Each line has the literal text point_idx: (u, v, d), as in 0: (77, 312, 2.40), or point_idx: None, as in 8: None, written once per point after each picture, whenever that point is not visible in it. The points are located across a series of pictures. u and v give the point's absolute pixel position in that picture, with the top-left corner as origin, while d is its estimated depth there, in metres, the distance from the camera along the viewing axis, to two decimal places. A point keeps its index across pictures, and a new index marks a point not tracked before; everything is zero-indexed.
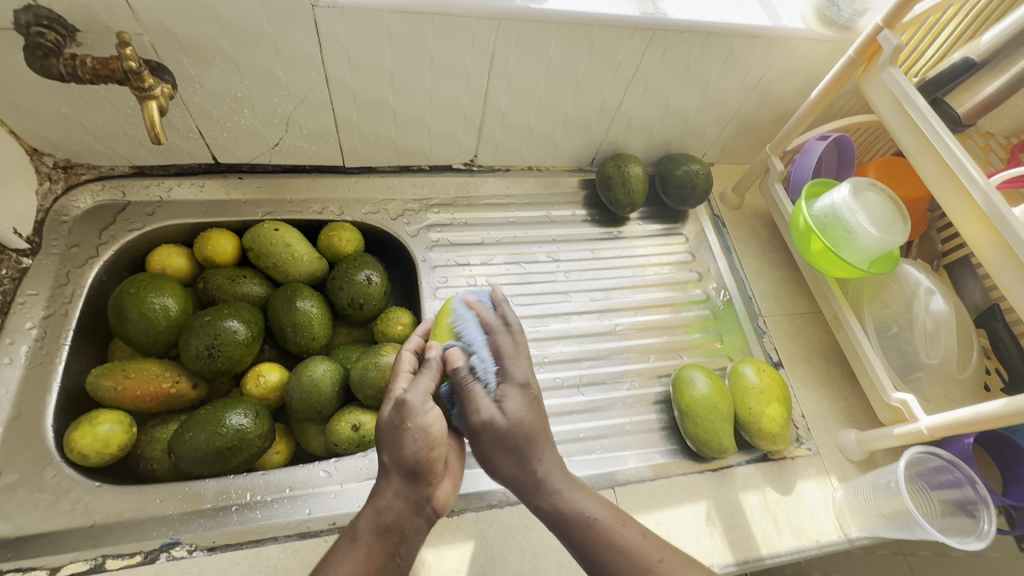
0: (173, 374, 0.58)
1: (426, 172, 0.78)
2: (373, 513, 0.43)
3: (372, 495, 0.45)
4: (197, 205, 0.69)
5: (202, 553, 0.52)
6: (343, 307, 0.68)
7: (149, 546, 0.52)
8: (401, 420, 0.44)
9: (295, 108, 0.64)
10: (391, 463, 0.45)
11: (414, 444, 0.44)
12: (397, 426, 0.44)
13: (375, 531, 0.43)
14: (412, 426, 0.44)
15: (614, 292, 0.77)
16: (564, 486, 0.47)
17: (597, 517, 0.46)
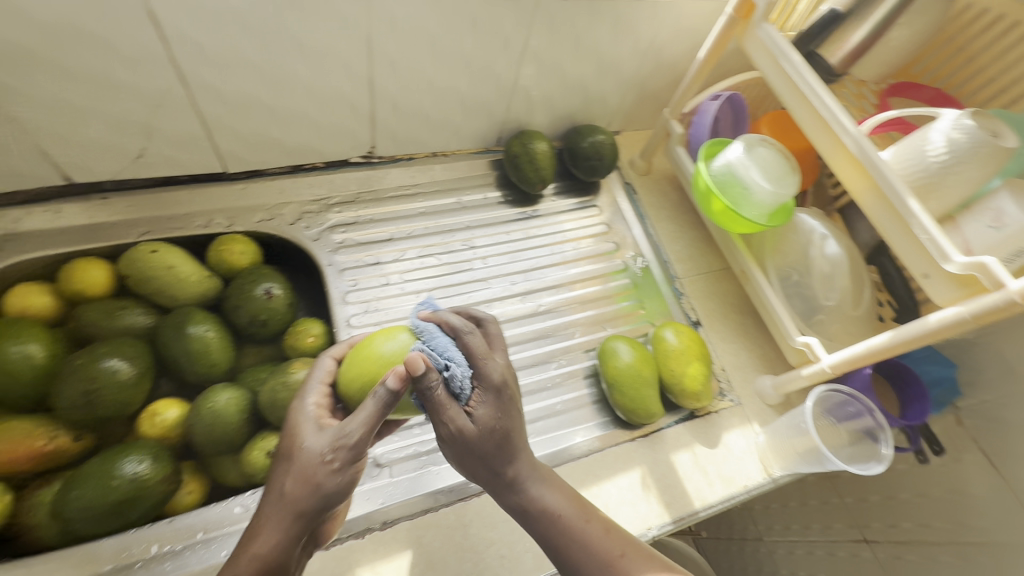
0: (48, 429, 0.51)
1: (321, 170, 0.73)
2: (253, 555, 0.38)
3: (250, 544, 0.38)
4: (54, 234, 0.61)
5: None
6: (244, 325, 0.62)
7: None
8: (326, 457, 0.40)
9: (152, 114, 0.57)
10: (286, 503, 0.39)
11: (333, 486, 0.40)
12: (316, 464, 0.40)
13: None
14: (338, 465, 0.40)
15: (534, 273, 0.76)
16: (534, 483, 0.44)
17: (563, 514, 0.43)
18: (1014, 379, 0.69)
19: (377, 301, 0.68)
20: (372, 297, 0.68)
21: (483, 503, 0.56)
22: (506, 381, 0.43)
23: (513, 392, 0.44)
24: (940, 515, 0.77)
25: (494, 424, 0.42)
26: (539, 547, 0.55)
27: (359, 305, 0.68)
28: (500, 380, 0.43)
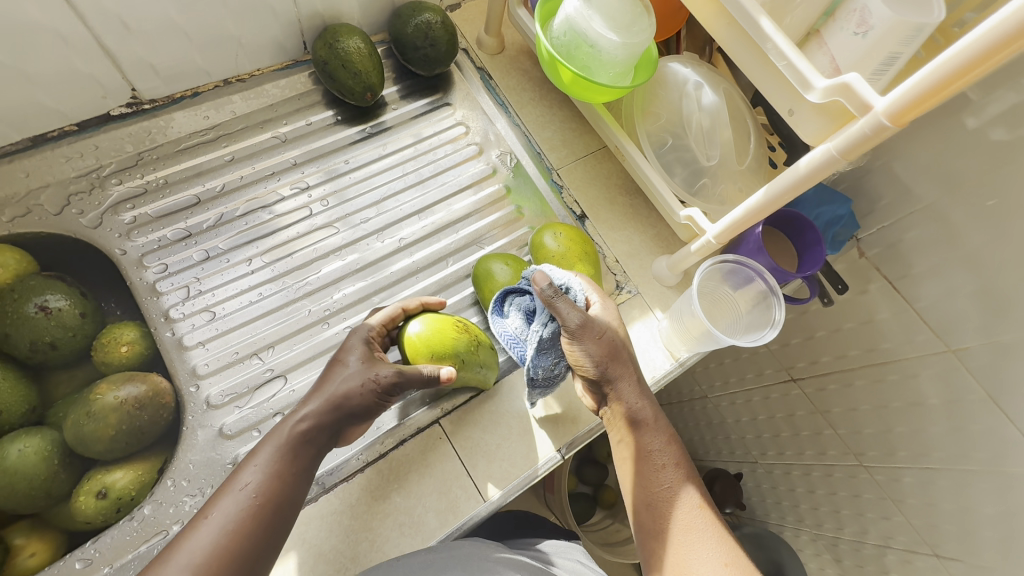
0: None
1: (77, 133, 0.57)
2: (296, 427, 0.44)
3: (308, 400, 0.45)
4: None
5: None
6: (29, 355, 0.50)
7: None
8: (373, 374, 0.46)
9: None
10: (334, 394, 0.45)
11: (367, 405, 0.46)
12: (365, 374, 0.46)
13: (303, 444, 0.44)
14: (378, 381, 0.46)
15: (388, 202, 0.65)
16: (643, 410, 0.52)
17: (663, 448, 0.51)
18: (908, 199, 0.65)
19: (200, 282, 0.57)
20: (191, 280, 0.56)
21: (369, 477, 0.51)
22: (588, 324, 0.48)
23: (614, 325, 0.52)
24: (853, 344, 0.78)
25: (608, 352, 0.50)
26: (440, 504, 0.51)
27: (176, 291, 0.56)
28: (581, 323, 0.48)
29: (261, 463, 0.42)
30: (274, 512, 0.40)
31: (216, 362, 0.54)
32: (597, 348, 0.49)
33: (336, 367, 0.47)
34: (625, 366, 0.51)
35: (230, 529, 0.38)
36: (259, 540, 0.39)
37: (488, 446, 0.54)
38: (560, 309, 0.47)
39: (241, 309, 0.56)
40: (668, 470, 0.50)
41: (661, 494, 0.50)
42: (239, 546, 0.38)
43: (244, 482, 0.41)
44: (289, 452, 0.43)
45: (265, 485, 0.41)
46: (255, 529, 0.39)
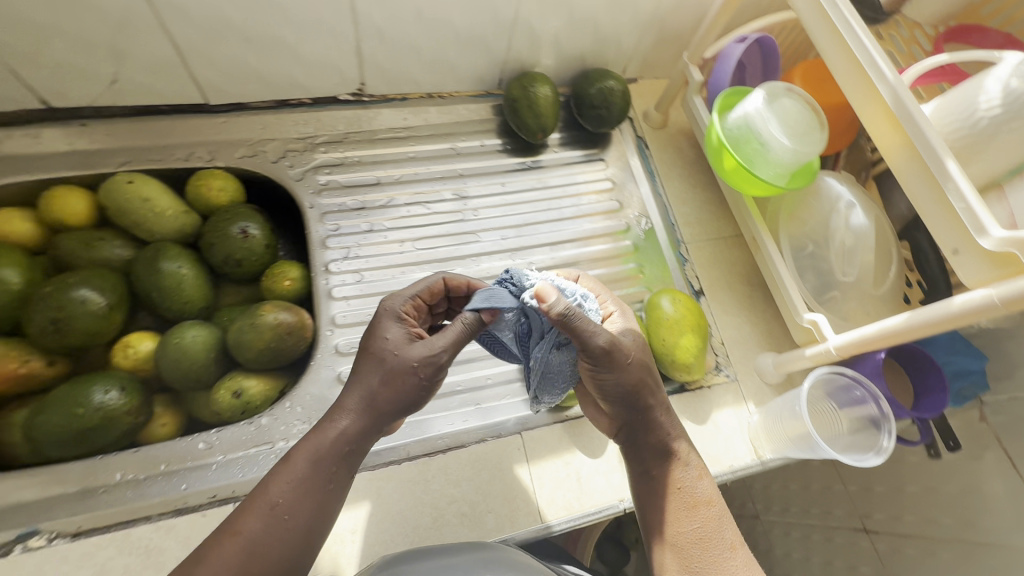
0: (21, 353, 0.52)
1: (309, 106, 0.69)
2: (331, 440, 0.41)
3: (347, 401, 0.42)
4: (38, 158, 0.61)
5: (65, 540, 0.46)
6: (220, 265, 0.61)
7: (3, 539, 0.46)
8: (409, 364, 0.42)
9: (121, 34, 0.54)
10: (375, 398, 0.42)
11: (409, 399, 0.43)
12: (408, 363, 0.42)
13: (340, 453, 0.41)
14: (417, 369, 0.42)
15: (528, 228, 0.72)
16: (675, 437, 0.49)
17: (692, 479, 0.48)
18: None
19: (359, 249, 0.65)
20: (353, 244, 0.66)
21: (447, 460, 0.55)
22: (613, 346, 0.43)
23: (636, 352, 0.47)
24: None
25: (626, 380, 0.46)
26: (501, 509, 0.53)
27: (339, 250, 0.65)
28: (605, 346, 0.43)
29: (287, 483, 0.39)
30: (290, 540, 0.38)
31: (351, 317, 0.62)
32: (619, 375, 0.45)
33: (377, 354, 0.43)
34: (647, 389, 0.48)
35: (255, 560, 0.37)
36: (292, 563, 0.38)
37: (558, 473, 0.56)
38: (582, 330, 0.42)
39: (384, 280, 0.65)
40: (696, 507, 0.47)
41: (686, 537, 0.45)
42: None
43: (275, 500, 0.39)
44: (325, 461, 0.41)
45: (296, 507, 0.39)
46: (284, 557, 0.38)
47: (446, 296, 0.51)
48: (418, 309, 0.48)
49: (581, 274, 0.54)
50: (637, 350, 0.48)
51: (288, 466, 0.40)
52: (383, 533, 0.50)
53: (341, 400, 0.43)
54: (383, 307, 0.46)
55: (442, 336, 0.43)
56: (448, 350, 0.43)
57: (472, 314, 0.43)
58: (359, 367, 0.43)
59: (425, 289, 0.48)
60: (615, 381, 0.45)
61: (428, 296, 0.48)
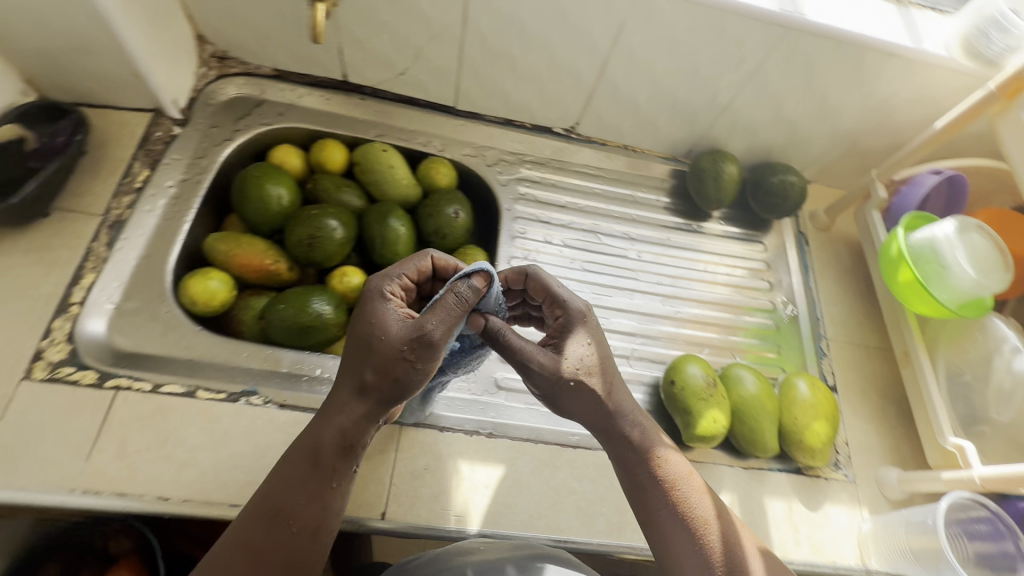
0: (275, 254, 0.66)
1: (527, 130, 0.81)
2: (337, 434, 0.43)
3: (339, 403, 0.43)
4: (322, 114, 0.77)
5: (274, 406, 0.56)
6: (428, 234, 0.73)
7: (232, 388, 0.56)
8: (410, 356, 0.42)
9: (429, 41, 0.69)
10: (367, 389, 0.43)
11: (409, 380, 0.42)
12: (401, 353, 0.42)
13: (340, 448, 0.43)
14: (420, 363, 0.42)
15: (681, 281, 0.78)
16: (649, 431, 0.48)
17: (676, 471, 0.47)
18: None
19: (537, 254, 0.75)
20: (533, 249, 0.75)
21: (576, 456, 0.60)
22: (557, 362, 0.46)
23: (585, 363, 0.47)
24: None
25: (583, 389, 0.46)
26: (615, 517, 0.57)
27: (521, 250, 0.74)
28: (548, 361, 0.46)
29: (278, 488, 0.42)
30: (302, 536, 0.42)
31: None
32: (584, 386, 0.46)
33: (361, 349, 0.43)
34: (586, 371, 0.46)
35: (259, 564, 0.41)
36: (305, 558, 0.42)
37: None
38: (510, 342, 0.46)
39: None
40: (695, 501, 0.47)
41: (675, 523, 0.46)
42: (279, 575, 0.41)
43: (278, 505, 0.42)
44: (319, 461, 0.43)
45: (294, 512, 0.42)
46: (299, 553, 0.42)
47: (432, 278, 0.51)
48: (405, 290, 0.49)
49: (532, 270, 0.51)
50: (563, 336, 0.48)
51: (282, 473, 0.43)
52: (510, 498, 0.56)
53: (329, 407, 0.43)
54: (368, 288, 0.46)
55: (430, 313, 0.42)
56: (440, 326, 0.42)
57: (467, 280, 0.44)
58: (346, 365, 0.44)
59: (411, 269, 0.49)
60: (570, 396, 0.46)
61: (416, 274, 0.49)
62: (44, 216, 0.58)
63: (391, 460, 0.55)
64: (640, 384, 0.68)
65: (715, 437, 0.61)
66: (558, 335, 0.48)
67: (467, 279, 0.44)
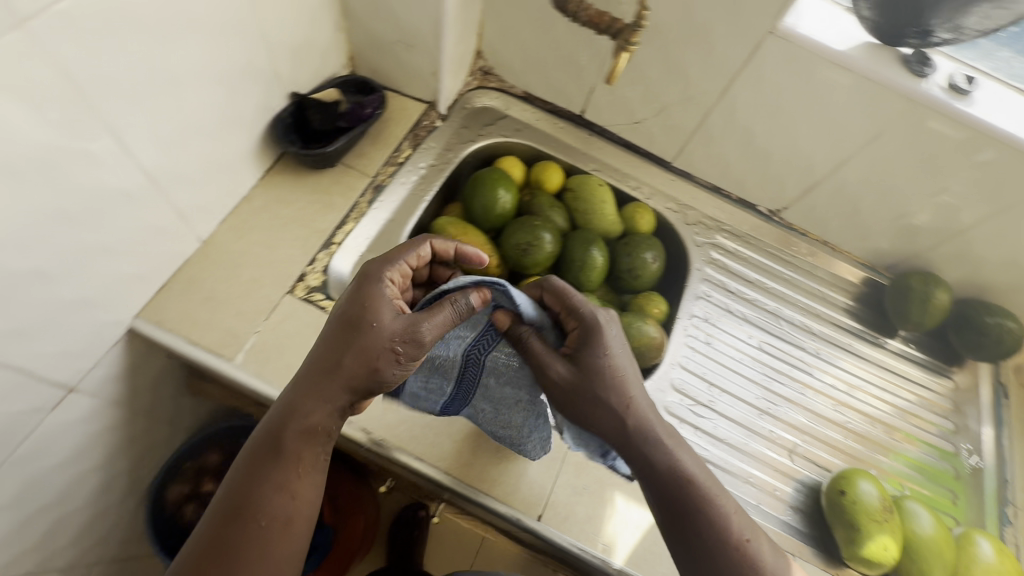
0: (489, 249, 0.72)
1: (732, 201, 0.84)
2: (312, 418, 0.44)
3: (312, 396, 0.44)
4: (552, 139, 0.84)
5: None
6: (619, 270, 0.76)
7: None
8: (394, 349, 0.45)
9: (678, 101, 0.74)
10: (347, 375, 0.44)
11: (386, 372, 0.45)
12: (388, 346, 0.45)
13: (317, 432, 0.44)
14: (404, 354, 0.45)
15: (856, 392, 0.75)
16: (671, 442, 0.48)
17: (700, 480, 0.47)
18: None
19: (717, 320, 0.76)
20: (714, 314, 0.76)
21: None
22: (564, 375, 0.49)
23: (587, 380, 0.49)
24: None
25: (599, 403, 0.48)
26: None
27: (702, 311, 0.76)
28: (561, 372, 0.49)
29: (249, 475, 0.42)
30: (277, 527, 0.41)
31: (692, 366, 0.71)
32: (599, 404, 0.48)
33: (345, 338, 0.45)
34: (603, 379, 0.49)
35: (246, 556, 0.40)
36: (292, 543, 0.42)
37: None
38: (535, 352, 0.50)
39: (725, 356, 0.73)
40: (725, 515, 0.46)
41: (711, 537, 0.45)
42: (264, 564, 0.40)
43: (263, 492, 0.42)
44: (294, 445, 0.43)
45: (273, 501, 0.42)
46: (277, 546, 0.41)
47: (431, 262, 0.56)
48: (403, 276, 0.52)
49: (546, 280, 0.53)
50: (585, 347, 0.50)
51: (258, 464, 0.43)
52: (657, 546, 0.56)
53: (302, 399, 0.44)
54: (365, 271, 0.49)
55: (426, 316, 0.46)
56: (433, 330, 0.46)
57: (465, 295, 0.48)
58: (322, 358, 0.45)
59: (412, 256, 0.52)
60: (591, 412, 0.48)
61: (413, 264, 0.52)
62: (332, 168, 0.69)
63: (557, 468, 0.58)
64: (799, 483, 0.66)
65: (879, 564, 0.57)
66: (578, 347, 0.50)
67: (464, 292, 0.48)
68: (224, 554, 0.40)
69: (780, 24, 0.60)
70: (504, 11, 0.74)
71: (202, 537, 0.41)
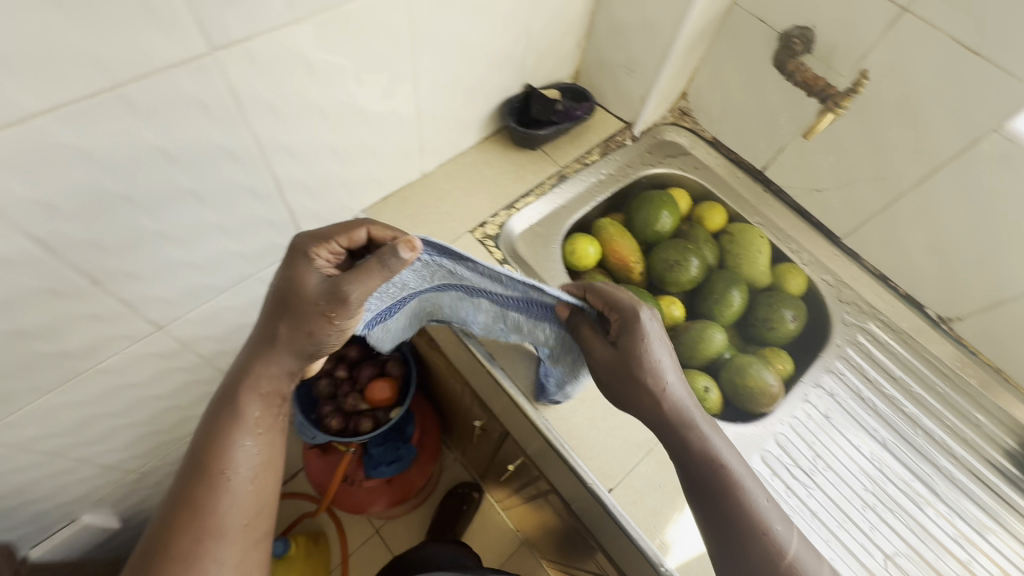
0: (637, 257, 0.79)
1: (897, 294, 0.81)
2: (268, 376, 0.47)
3: (260, 366, 0.46)
4: (725, 185, 0.90)
5: None
6: (755, 317, 0.78)
7: None
8: (329, 312, 0.43)
9: (869, 179, 0.75)
10: (288, 343, 0.45)
11: (323, 336, 0.45)
12: (320, 312, 0.43)
13: (271, 392, 0.47)
14: (336, 320, 0.44)
15: (988, 536, 0.66)
16: (706, 429, 0.50)
17: (731, 467, 0.48)
18: None
19: (843, 399, 0.73)
20: (842, 393, 0.74)
21: None
22: (608, 359, 0.51)
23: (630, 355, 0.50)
24: None
25: (641, 387, 0.50)
26: None
27: (830, 385, 0.74)
28: (608, 355, 0.51)
29: (212, 436, 0.45)
30: (269, 471, 0.47)
31: (801, 430, 0.70)
32: (642, 390, 0.50)
33: (280, 313, 0.45)
34: (642, 366, 0.49)
35: (213, 507, 0.44)
36: (258, 493, 0.46)
37: None
38: (586, 337, 0.53)
39: (842, 435, 0.70)
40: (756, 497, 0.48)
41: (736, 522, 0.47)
42: (239, 512, 0.45)
43: (233, 456, 0.45)
44: (253, 407, 0.46)
45: (232, 457, 0.45)
46: (263, 490, 0.46)
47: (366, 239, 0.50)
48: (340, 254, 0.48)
49: (588, 284, 0.55)
50: (626, 336, 0.50)
51: (213, 429, 0.45)
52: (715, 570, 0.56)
53: (255, 367, 0.46)
54: (297, 246, 0.46)
55: (348, 279, 0.42)
56: (359, 291, 0.42)
57: (397, 254, 0.41)
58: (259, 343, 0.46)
59: (344, 235, 0.47)
60: (637, 395, 0.50)
61: (346, 244, 0.47)
62: (532, 151, 0.82)
63: (640, 457, 0.62)
64: None
65: None
66: (617, 334, 0.51)
67: (394, 248, 0.42)
68: (188, 509, 0.43)
69: (1008, 124, 0.60)
70: (721, 61, 0.82)
71: (172, 492, 0.45)
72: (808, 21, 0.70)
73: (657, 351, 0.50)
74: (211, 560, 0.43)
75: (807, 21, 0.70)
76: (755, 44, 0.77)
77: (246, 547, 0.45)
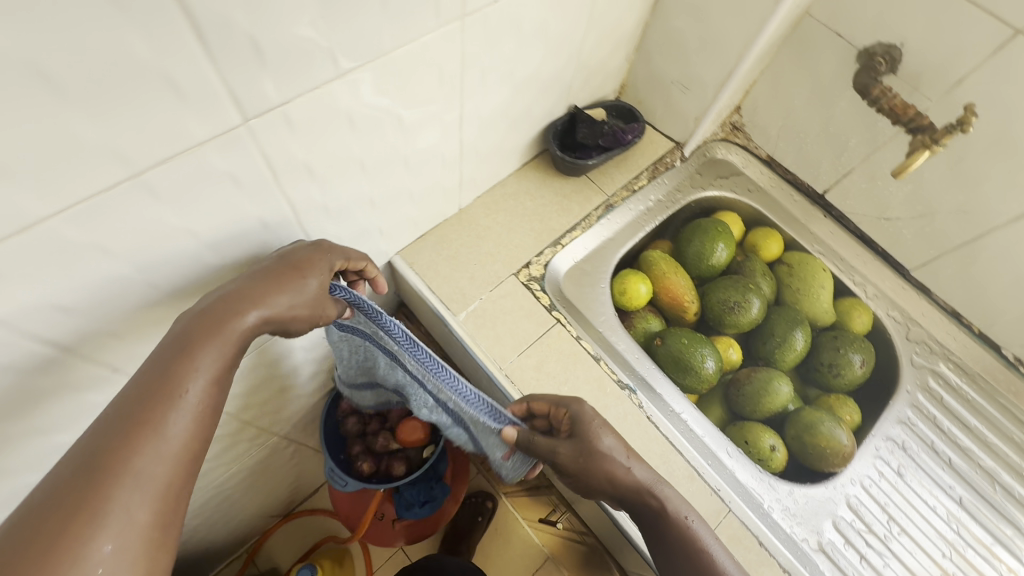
0: (692, 295, 0.73)
1: (970, 332, 0.75)
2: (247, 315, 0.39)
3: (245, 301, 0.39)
4: (782, 209, 0.83)
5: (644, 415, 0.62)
6: (817, 361, 0.73)
7: (620, 377, 0.64)
8: (307, 310, 0.43)
9: (950, 212, 0.68)
10: (277, 293, 0.41)
11: (300, 311, 0.42)
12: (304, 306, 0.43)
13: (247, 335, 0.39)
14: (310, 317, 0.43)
15: None
16: (670, 493, 0.48)
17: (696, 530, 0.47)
18: None
19: (915, 453, 0.68)
20: (913, 445, 0.68)
21: None
22: (572, 454, 0.48)
23: (586, 447, 0.48)
24: None
25: (603, 480, 0.48)
26: None
27: (901, 437, 0.69)
28: (572, 454, 0.48)
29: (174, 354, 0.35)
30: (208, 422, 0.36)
31: (873, 490, 0.65)
32: (605, 480, 0.48)
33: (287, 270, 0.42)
34: (599, 455, 0.48)
35: (157, 423, 0.33)
36: (204, 428, 0.35)
37: None
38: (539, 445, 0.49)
39: (915, 494, 0.66)
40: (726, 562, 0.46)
41: None
42: (169, 449, 0.33)
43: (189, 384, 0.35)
44: (229, 336, 0.38)
45: (193, 373, 0.35)
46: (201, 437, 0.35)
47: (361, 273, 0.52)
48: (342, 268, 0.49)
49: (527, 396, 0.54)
50: (578, 427, 0.49)
51: (183, 336, 0.36)
52: None
53: (237, 296, 0.39)
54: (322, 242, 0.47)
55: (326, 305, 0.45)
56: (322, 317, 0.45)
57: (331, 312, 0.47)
58: (257, 285, 0.40)
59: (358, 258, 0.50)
60: (599, 483, 0.48)
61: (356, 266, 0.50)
62: (575, 177, 0.75)
63: None
64: None
65: None
66: (567, 427, 0.50)
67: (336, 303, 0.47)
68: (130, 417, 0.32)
69: None
70: (784, 75, 0.74)
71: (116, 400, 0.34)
72: (895, 38, 0.62)
73: (608, 441, 0.48)
74: (137, 482, 0.31)
75: (895, 38, 0.62)
76: (828, 59, 0.69)
77: (176, 500, 0.32)
